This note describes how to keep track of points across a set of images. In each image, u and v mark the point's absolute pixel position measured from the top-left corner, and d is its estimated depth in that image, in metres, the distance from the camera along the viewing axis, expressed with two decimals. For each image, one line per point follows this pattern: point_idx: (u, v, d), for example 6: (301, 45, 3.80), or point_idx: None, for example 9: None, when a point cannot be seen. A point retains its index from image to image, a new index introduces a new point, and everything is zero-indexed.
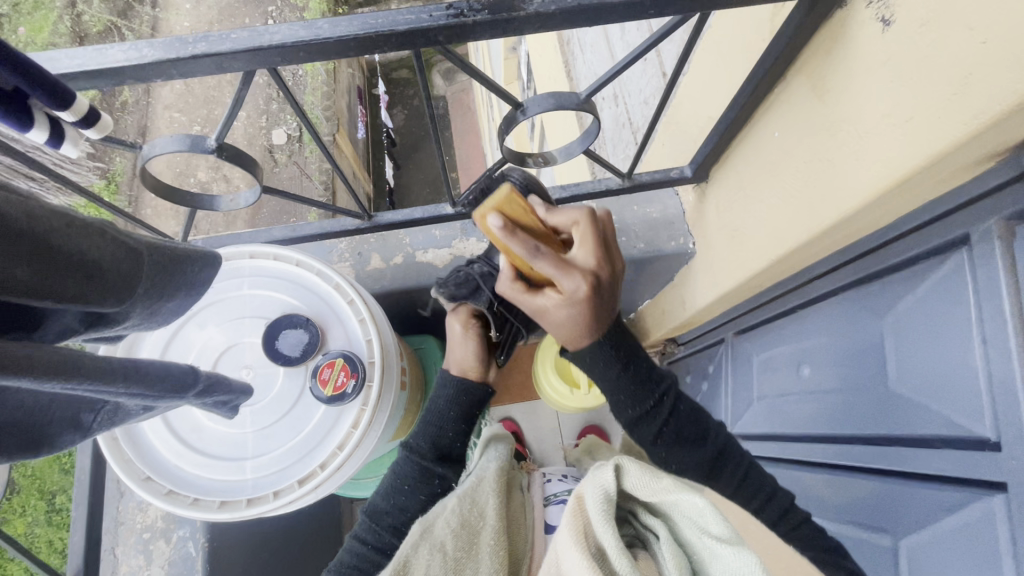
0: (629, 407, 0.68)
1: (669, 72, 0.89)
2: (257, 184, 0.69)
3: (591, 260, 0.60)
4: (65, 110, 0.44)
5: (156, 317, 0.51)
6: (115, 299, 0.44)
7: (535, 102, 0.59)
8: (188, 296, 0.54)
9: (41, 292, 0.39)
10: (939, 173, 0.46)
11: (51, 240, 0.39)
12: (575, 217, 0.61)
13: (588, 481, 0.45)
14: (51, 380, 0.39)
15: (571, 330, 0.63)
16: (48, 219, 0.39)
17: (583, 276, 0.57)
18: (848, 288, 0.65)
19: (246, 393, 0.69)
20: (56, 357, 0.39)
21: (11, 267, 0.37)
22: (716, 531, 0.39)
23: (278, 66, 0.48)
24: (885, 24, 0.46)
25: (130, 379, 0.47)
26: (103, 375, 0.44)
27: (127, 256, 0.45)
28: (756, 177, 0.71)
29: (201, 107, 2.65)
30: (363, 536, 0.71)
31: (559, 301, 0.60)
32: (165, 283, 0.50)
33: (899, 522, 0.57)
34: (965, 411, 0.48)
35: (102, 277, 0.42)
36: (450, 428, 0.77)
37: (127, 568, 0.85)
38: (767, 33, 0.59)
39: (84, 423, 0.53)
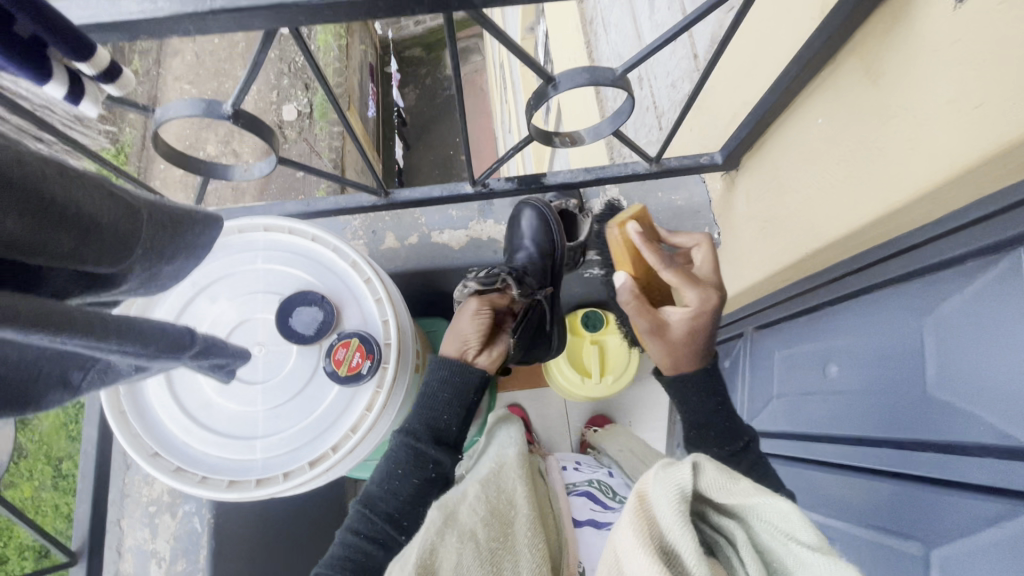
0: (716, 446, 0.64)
1: (702, 53, 0.85)
2: (272, 155, 0.67)
3: (711, 281, 0.65)
4: (85, 61, 0.41)
5: (153, 281, 0.49)
6: (110, 260, 0.42)
7: (568, 76, 0.56)
8: (186, 260, 0.51)
9: (31, 246, 0.36)
10: (1005, 166, 0.43)
11: (44, 193, 0.36)
12: (697, 238, 0.68)
13: (656, 479, 0.40)
14: (41, 335, 0.36)
15: (678, 351, 0.64)
16: (40, 167, 0.36)
17: (706, 289, 0.62)
18: (885, 286, 0.62)
19: (244, 355, 0.67)
20: (38, 306, 0.36)
21: (2, 219, 0.33)
22: (805, 538, 0.37)
23: (300, 26, 0.45)
24: (957, 1, 0.43)
25: (124, 337, 0.44)
26: (95, 329, 0.41)
27: (124, 211, 0.43)
28: (794, 167, 0.67)
29: (212, 79, 2.61)
30: (355, 526, 0.68)
31: (688, 312, 0.62)
32: (164, 244, 0.47)
33: (929, 530, 0.54)
34: (1014, 419, 0.46)
35: (98, 234, 0.40)
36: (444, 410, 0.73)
37: (133, 541, 0.85)
38: (818, 11, 0.55)
39: (72, 381, 0.50)
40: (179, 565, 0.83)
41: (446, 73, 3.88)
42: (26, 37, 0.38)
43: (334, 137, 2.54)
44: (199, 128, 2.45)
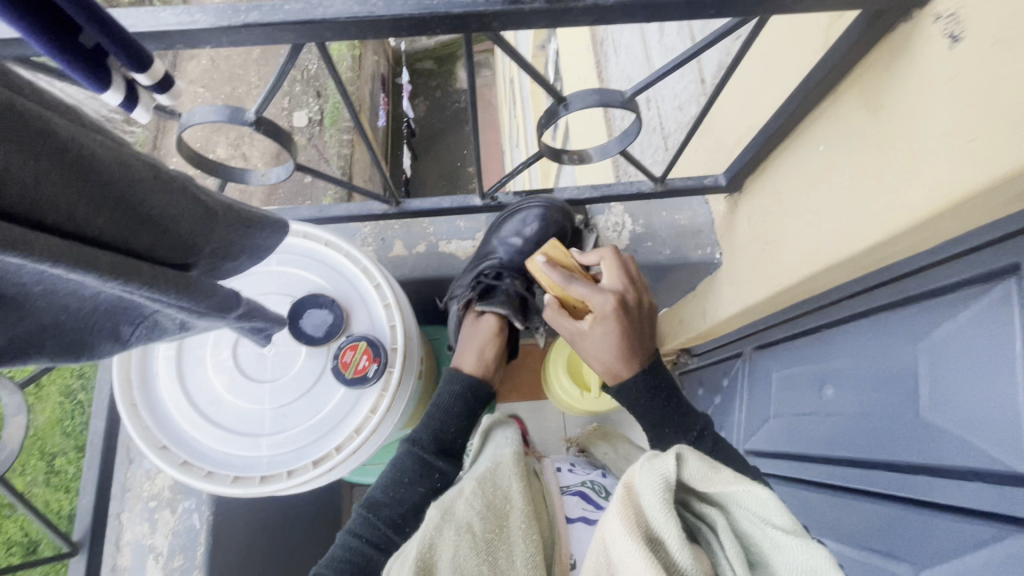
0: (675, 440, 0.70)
1: (708, 79, 0.88)
2: (290, 161, 0.69)
3: (619, 286, 0.73)
4: (143, 73, 0.43)
5: (218, 274, 0.53)
6: (182, 257, 0.48)
7: (579, 97, 0.58)
8: (249, 258, 0.55)
9: (116, 238, 0.41)
10: (998, 198, 0.44)
11: (134, 193, 0.42)
12: (603, 253, 0.76)
13: (644, 470, 0.43)
14: (108, 279, 0.41)
15: (606, 354, 0.72)
16: (138, 171, 0.42)
17: (609, 295, 0.71)
18: (882, 310, 0.63)
19: (280, 321, 0.69)
20: (114, 258, 0.41)
21: (95, 215, 0.39)
22: (779, 522, 0.40)
23: (326, 41, 0.48)
24: (953, 41, 0.45)
25: (183, 294, 0.48)
26: (159, 283, 0.45)
27: (202, 214, 0.48)
28: (796, 191, 0.69)
29: (227, 84, 2.67)
30: (357, 530, 0.71)
31: (594, 320, 0.71)
32: (232, 244, 0.52)
33: (920, 551, 0.55)
34: (1004, 444, 0.47)
35: (174, 233, 0.46)
36: (451, 423, 0.80)
37: (131, 535, 0.85)
38: (821, 44, 0.58)
39: (124, 335, 0.55)
40: (176, 561, 0.83)
41: (456, 86, 3.93)
42: (90, 47, 0.40)
43: (343, 144, 2.58)
44: (212, 131, 2.50)
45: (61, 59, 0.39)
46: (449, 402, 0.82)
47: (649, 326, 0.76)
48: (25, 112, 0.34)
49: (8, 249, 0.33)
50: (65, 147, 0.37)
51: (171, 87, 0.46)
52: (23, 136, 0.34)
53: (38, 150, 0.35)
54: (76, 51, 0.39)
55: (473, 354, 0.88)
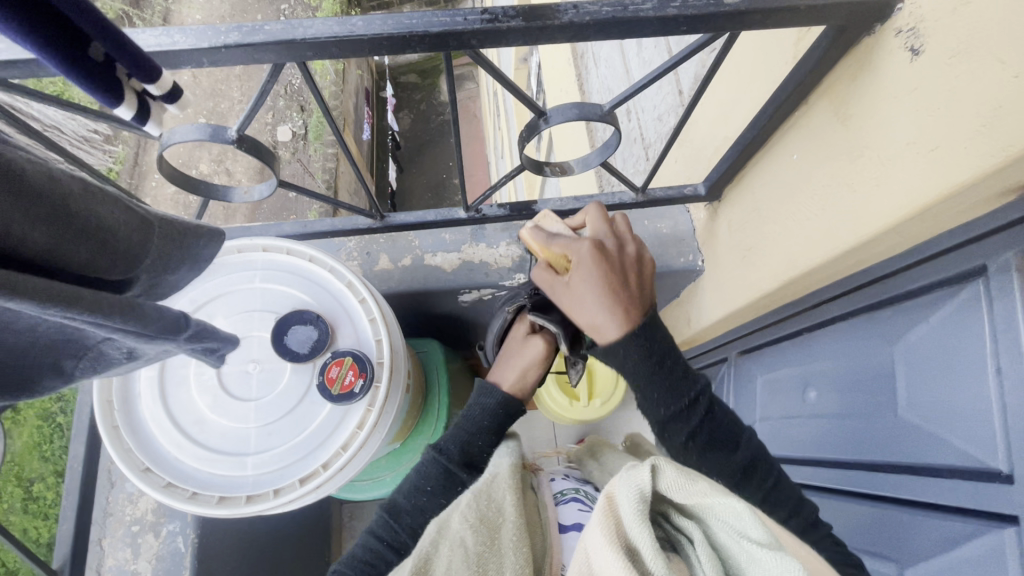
0: (664, 406, 0.63)
1: (686, 91, 0.90)
2: (272, 178, 0.69)
3: (596, 232, 0.67)
4: (151, 84, 0.42)
5: (159, 289, 0.53)
6: (125, 270, 0.47)
7: (558, 111, 0.59)
8: (191, 269, 0.55)
9: (56, 255, 0.41)
10: (962, 203, 0.46)
11: (69, 205, 0.42)
12: (586, 211, 0.71)
13: (621, 481, 0.45)
14: (49, 309, 0.41)
15: (597, 310, 0.62)
16: (69, 184, 0.42)
17: (585, 240, 0.65)
18: (859, 313, 0.65)
19: (234, 341, 0.70)
20: (53, 286, 0.41)
21: (30, 229, 0.39)
22: (755, 536, 0.39)
23: (307, 61, 0.48)
24: (914, 54, 0.47)
25: (127, 315, 0.48)
26: (100, 309, 0.44)
27: (139, 225, 0.48)
28: (772, 198, 0.71)
29: (208, 100, 2.66)
30: (379, 533, 0.70)
31: (574, 268, 0.64)
32: (172, 254, 0.52)
33: (904, 550, 0.56)
34: (978, 441, 0.48)
35: (115, 246, 0.45)
36: (479, 435, 0.75)
37: (113, 561, 0.83)
38: (791, 57, 0.60)
39: (68, 369, 0.54)
40: None
41: (440, 99, 3.96)
42: (101, 61, 0.39)
43: (327, 158, 2.57)
44: (193, 147, 2.48)
45: (71, 73, 0.38)
46: (478, 414, 0.76)
47: (644, 286, 0.66)
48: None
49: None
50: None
51: (181, 99, 0.46)
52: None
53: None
54: (87, 65, 0.39)
55: (514, 370, 0.82)
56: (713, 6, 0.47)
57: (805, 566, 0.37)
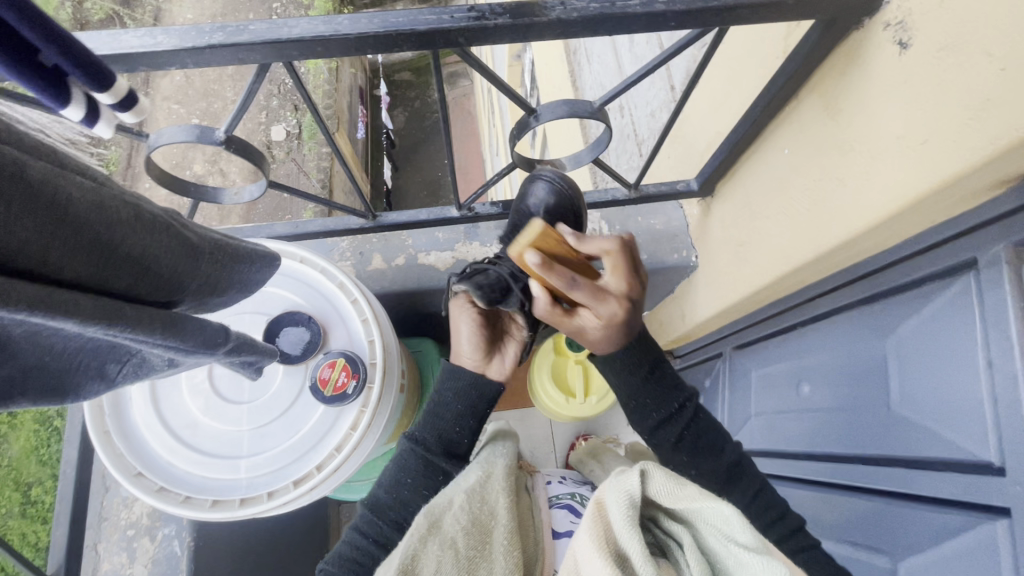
0: (652, 412, 0.68)
1: (677, 86, 0.90)
2: (263, 179, 0.68)
3: (622, 282, 0.61)
4: (104, 89, 0.42)
5: (202, 309, 0.52)
6: (166, 293, 0.46)
7: (549, 108, 0.59)
8: (234, 291, 0.55)
9: (101, 280, 0.40)
10: (951, 196, 0.46)
11: (118, 234, 0.40)
12: (605, 243, 0.59)
13: (610, 488, 0.45)
14: (96, 326, 0.39)
15: (609, 345, 0.65)
16: (122, 210, 0.41)
17: (616, 301, 0.60)
18: (850, 307, 0.65)
19: (273, 354, 0.67)
20: (100, 304, 0.39)
21: (77, 259, 0.37)
22: (743, 540, 0.40)
23: (294, 61, 0.48)
24: (902, 48, 0.47)
25: (170, 334, 0.46)
26: (144, 326, 0.43)
27: (187, 250, 0.47)
28: (764, 193, 0.71)
29: (201, 100, 2.64)
30: (364, 530, 0.70)
31: (596, 323, 0.62)
32: (216, 279, 0.51)
33: (897, 542, 0.56)
34: (970, 434, 0.48)
35: (158, 272, 0.44)
36: (458, 426, 0.75)
37: (110, 565, 0.83)
38: (780, 52, 0.60)
39: (109, 374, 0.52)
40: None
41: (434, 97, 3.94)
42: (49, 66, 0.39)
43: (321, 157, 2.55)
44: (187, 148, 2.47)
45: (17, 76, 0.37)
46: (451, 401, 0.75)
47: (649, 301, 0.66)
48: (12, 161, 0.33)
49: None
50: (49, 193, 0.35)
51: (137, 107, 0.45)
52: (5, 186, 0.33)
53: (21, 199, 0.34)
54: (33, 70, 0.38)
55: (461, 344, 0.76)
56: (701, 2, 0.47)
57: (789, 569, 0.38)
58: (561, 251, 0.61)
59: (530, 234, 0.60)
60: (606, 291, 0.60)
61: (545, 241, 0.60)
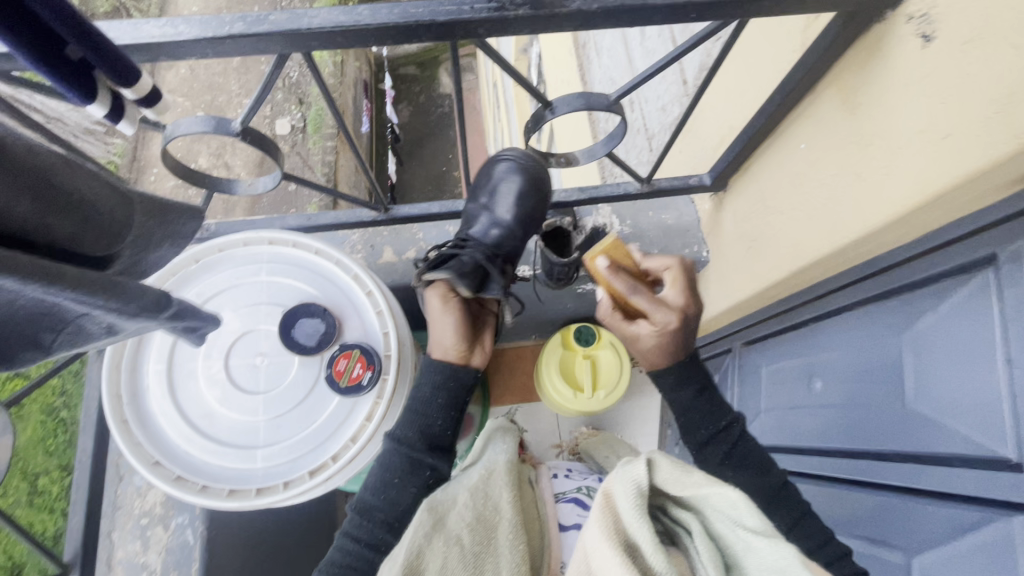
0: (699, 428, 0.69)
1: (690, 80, 0.89)
2: (277, 171, 0.68)
3: (680, 298, 0.67)
4: (129, 87, 0.44)
5: (139, 268, 0.54)
6: (105, 246, 0.48)
7: (565, 101, 0.59)
8: (167, 246, 0.57)
9: (38, 228, 0.41)
10: (973, 191, 0.46)
11: (53, 178, 0.42)
12: (667, 262, 0.69)
13: (617, 479, 0.45)
14: (39, 285, 0.40)
15: (655, 360, 0.70)
16: (49, 157, 0.42)
17: (673, 312, 0.66)
18: (865, 303, 0.65)
19: (218, 322, 0.68)
20: (40, 264, 0.40)
21: (19, 202, 0.40)
22: (752, 524, 0.40)
23: (313, 51, 0.48)
24: (926, 41, 0.47)
25: (110, 293, 0.47)
26: (86, 286, 0.44)
27: (117, 202, 0.49)
28: (779, 188, 0.71)
29: (207, 93, 2.65)
30: (355, 533, 0.69)
31: (652, 331, 0.67)
32: (152, 233, 0.54)
33: (912, 539, 0.56)
34: (986, 430, 0.48)
35: (97, 222, 0.46)
36: (437, 416, 0.73)
37: (123, 553, 0.84)
38: (798, 45, 0.59)
39: (45, 344, 0.48)
40: None
41: (440, 92, 3.93)
42: (76, 60, 0.42)
43: (327, 151, 2.56)
44: (193, 141, 2.47)
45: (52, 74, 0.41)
46: (429, 395, 0.73)
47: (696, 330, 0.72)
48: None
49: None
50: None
51: (158, 102, 0.48)
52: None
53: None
54: (60, 63, 0.41)
55: (444, 334, 0.76)
56: None
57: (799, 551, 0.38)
58: (625, 265, 0.71)
59: (603, 246, 0.71)
60: (665, 301, 0.66)
61: (614, 253, 0.71)
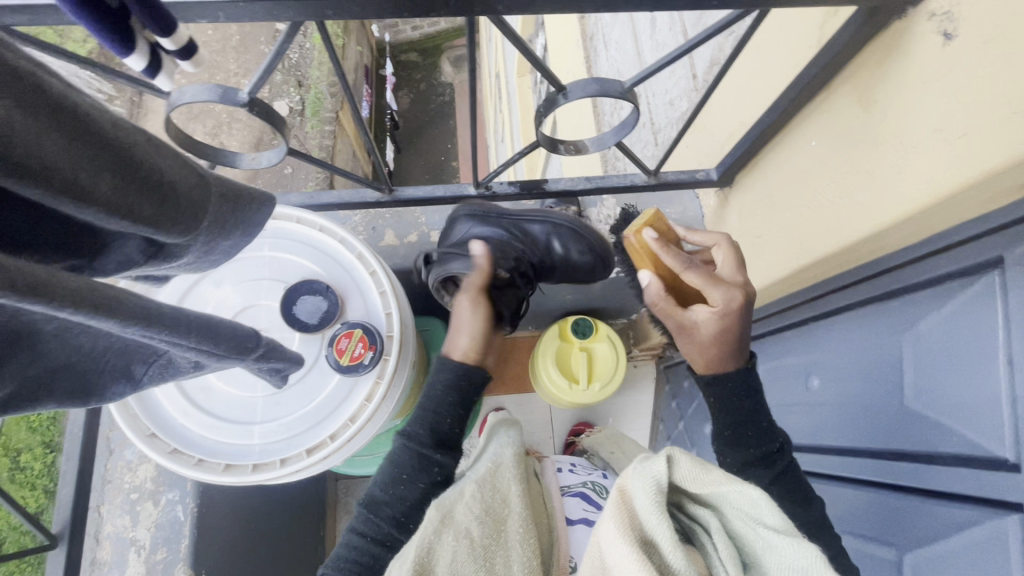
0: (750, 450, 0.64)
1: (700, 74, 0.89)
2: (281, 145, 0.67)
3: (736, 277, 0.63)
4: (166, 37, 0.40)
5: (208, 257, 0.46)
6: (183, 230, 0.40)
7: (578, 86, 0.58)
8: (244, 237, 0.47)
9: (120, 208, 0.35)
10: (987, 192, 0.46)
11: (133, 154, 0.35)
12: (717, 238, 0.66)
13: (634, 475, 0.45)
14: (133, 327, 0.37)
15: (713, 351, 0.63)
16: (130, 132, 0.36)
17: (735, 288, 0.60)
18: (866, 302, 0.65)
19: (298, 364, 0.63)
20: (136, 304, 0.37)
21: (97, 179, 0.33)
22: (771, 522, 0.41)
23: (327, 20, 0.46)
24: (946, 39, 0.46)
25: (204, 336, 0.44)
26: (179, 328, 0.41)
27: (196, 183, 0.41)
28: (787, 186, 0.71)
29: (204, 71, 2.62)
30: (362, 529, 0.70)
31: (712, 314, 0.60)
32: (229, 220, 0.44)
33: (904, 535, 0.57)
34: (983, 430, 0.49)
35: (174, 202, 0.38)
36: (447, 415, 0.73)
37: (112, 527, 0.83)
38: (815, 41, 0.59)
39: (136, 375, 0.51)
40: (159, 554, 0.82)
41: (442, 80, 3.90)
42: (115, 7, 0.36)
43: (324, 135, 2.55)
44: (189, 118, 2.43)
45: (91, 24, 0.36)
46: (441, 393, 0.74)
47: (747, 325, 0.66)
48: (21, 67, 0.30)
49: (29, 294, 0.29)
50: (60, 103, 0.31)
51: (196, 56, 0.43)
52: (21, 90, 0.29)
53: (37, 108, 0.30)
54: (97, 6, 0.35)
55: (464, 335, 0.77)
56: None
57: (820, 552, 0.38)
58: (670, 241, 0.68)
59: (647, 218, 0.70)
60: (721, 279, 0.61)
61: (658, 224, 0.70)
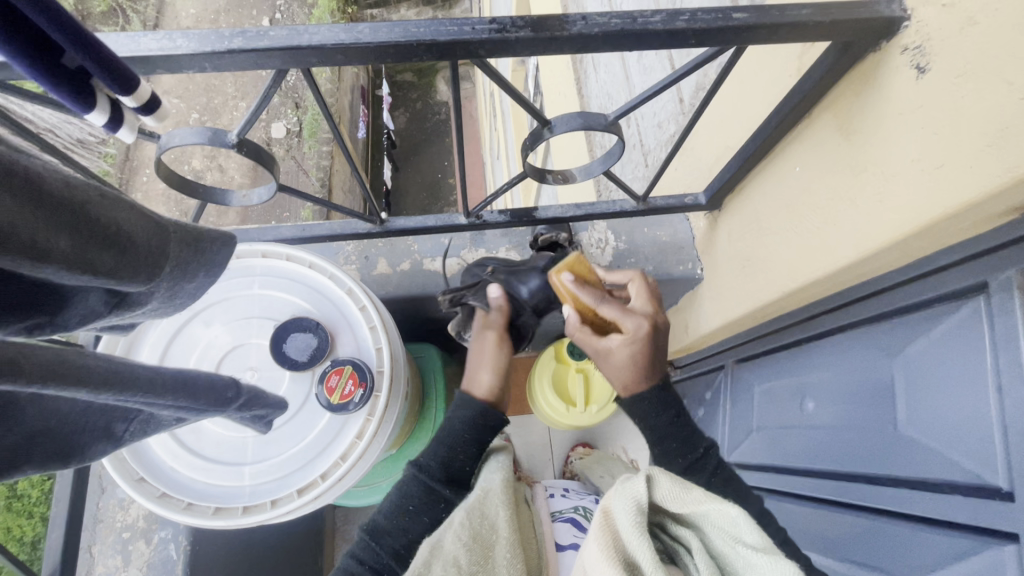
0: (681, 454, 0.66)
1: (687, 99, 0.90)
2: (271, 182, 0.67)
3: (648, 306, 0.70)
4: (128, 95, 0.40)
5: (176, 300, 0.46)
6: (145, 277, 0.40)
7: (563, 120, 0.58)
8: (207, 278, 0.48)
9: (80, 264, 0.35)
10: (967, 220, 0.46)
11: (87, 209, 0.35)
12: (632, 274, 0.74)
13: (617, 494, 0.45)
14: (102, 393, 0.42)
15: (629, 374, 0.68)
16: (82, 189, 0.36)
17: (644, 317, 0.68)
18: (857, 325, 0.65)
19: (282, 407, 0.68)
20: (105, 373, 0.43)
21: (55, 237, 0.33)
22: (749, 539, 0.40)
23: (312, 68, 0.47)
24: (920, 72, 0.47)
25: (185, 392, 0.52)
26: (152, 390, 0.47)
27: (154, 231, 0.41)
28: (773, 211, 0.71)
29: (202, 95, 2.67)
30: (359, 556, 0.67)
31: (623, 340, 0.67)
32: (190, 264, 0.45)
33: (903, 563, 0.56)
34: (977, 458, 0.49)
35: (134, 252, 0.39)
36: (461, 450, 0.73)
37: (103, 568, 0.82)
38: (795, 70, 0.60)
39: (118, 433, 0.54)
40: None
41: (438, 99, 3.95)
42: (73, 67, 0.38)
43: (322, 156, 2.57)
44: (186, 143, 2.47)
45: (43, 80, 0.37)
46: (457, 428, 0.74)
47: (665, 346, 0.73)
48: None
49: None
50: (12, 169, 0.31)
51: (159, 112, 0.44)
52: None
53: None
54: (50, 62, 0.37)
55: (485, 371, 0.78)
56: (721, 21, 0.47)
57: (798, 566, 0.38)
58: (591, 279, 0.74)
59: (567, 262, 0.75)
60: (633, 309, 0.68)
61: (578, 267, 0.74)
